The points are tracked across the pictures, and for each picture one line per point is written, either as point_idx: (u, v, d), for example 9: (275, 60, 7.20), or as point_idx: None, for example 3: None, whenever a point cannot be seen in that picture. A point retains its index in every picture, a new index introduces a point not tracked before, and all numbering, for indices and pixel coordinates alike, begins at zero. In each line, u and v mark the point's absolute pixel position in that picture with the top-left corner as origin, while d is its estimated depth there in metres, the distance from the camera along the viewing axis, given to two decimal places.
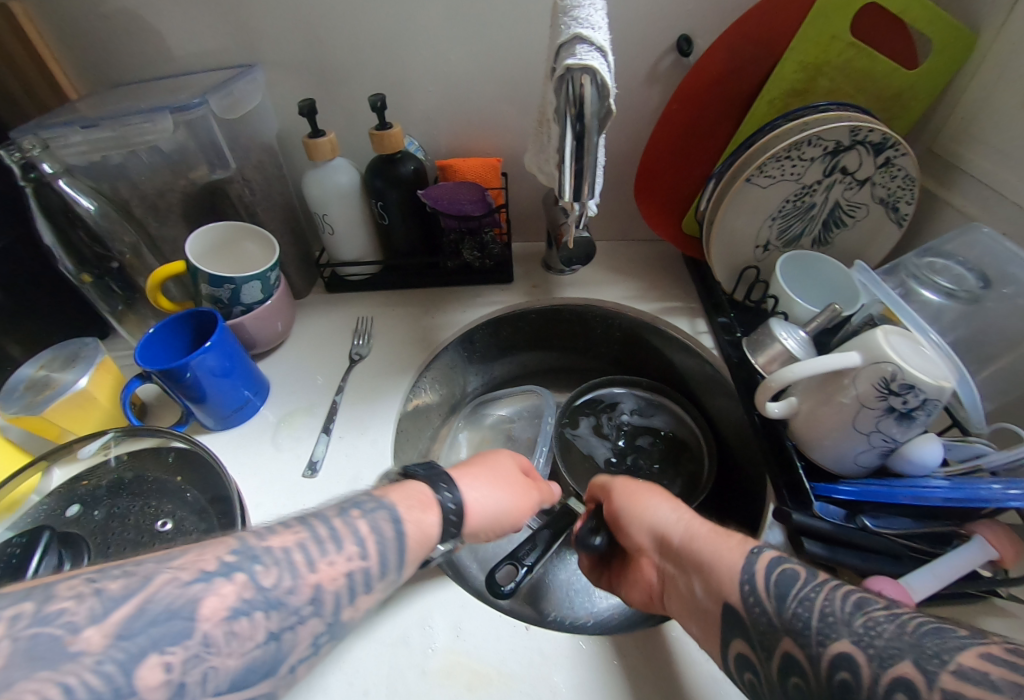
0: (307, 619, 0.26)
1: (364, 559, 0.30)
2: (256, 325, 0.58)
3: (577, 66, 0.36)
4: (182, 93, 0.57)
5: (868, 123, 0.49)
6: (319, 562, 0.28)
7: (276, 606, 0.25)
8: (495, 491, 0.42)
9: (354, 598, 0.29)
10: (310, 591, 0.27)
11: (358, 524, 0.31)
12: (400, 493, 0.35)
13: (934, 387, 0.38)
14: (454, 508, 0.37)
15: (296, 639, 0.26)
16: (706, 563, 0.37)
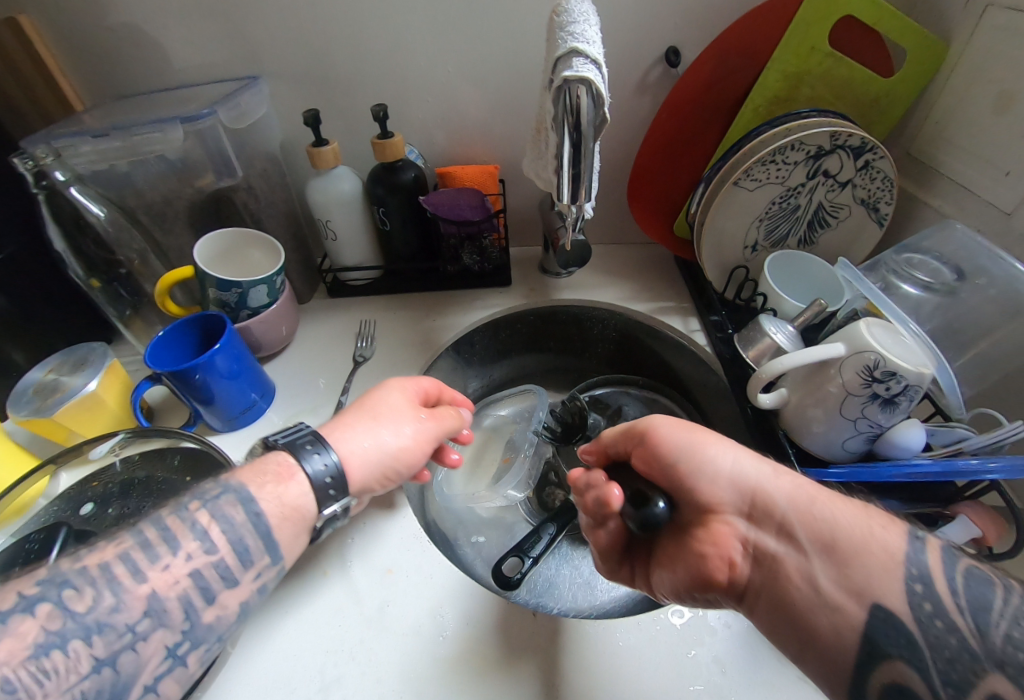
0: (147, 632, 0.28)
1: (210, 554, 0.31)
2: (262, 329, 0.60)
3: (574, 78, 0.38)
4: (190, 105, 0.59)
5: (847, 128, 0.51)
6: (150, 572, 0.29)
7: (102, 630, 0.27)
8: (382, 442, 0.41)
9: (212, 598, 0.31)
10: (143, 603, 0.29)
11: (196, 516, 0.32)
12: (254, 470, 0.35)
13: (915, 374, 0.40)
14: (329, 478, 0.36)
15: (138, 657, 0.28)
16: (844, 541, 0.34)
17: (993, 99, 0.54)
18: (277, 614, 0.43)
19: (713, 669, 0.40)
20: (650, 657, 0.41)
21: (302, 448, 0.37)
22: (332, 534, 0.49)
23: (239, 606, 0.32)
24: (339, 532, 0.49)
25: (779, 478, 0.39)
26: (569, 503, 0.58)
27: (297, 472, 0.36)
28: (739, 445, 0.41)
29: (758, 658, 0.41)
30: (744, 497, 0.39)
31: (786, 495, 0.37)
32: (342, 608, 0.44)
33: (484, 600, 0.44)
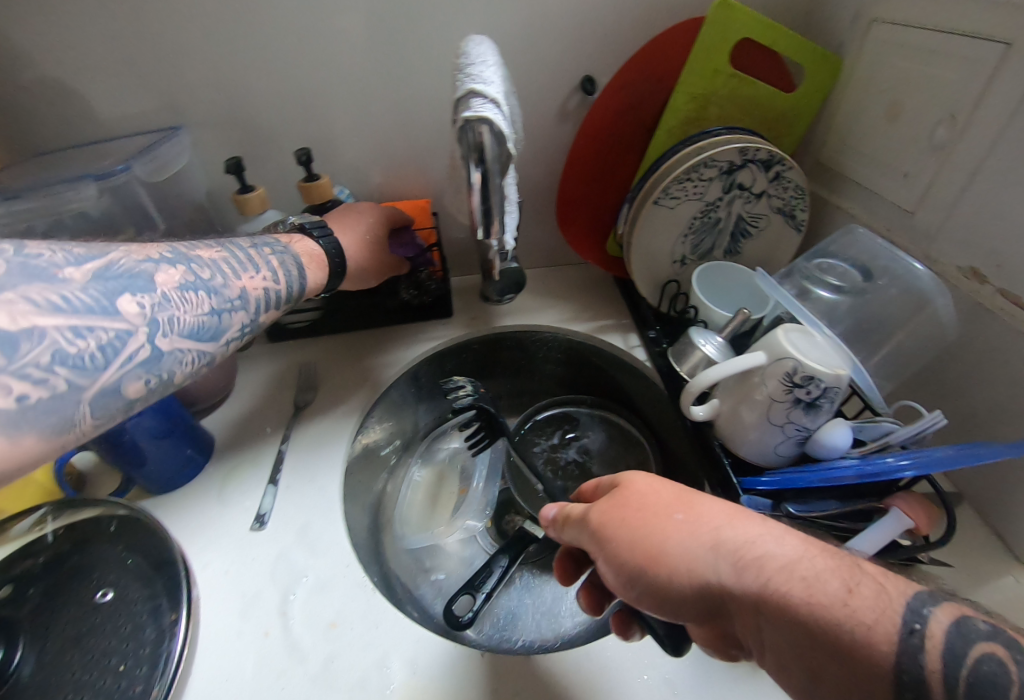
0: (238, 309, 0.45)
1: (276, 282, 0.49)
2: (196, 383, 0.58)
3: (474, 118, 0.39)
4: (106, 160, 0.57)
5: (754, 143, 0.54)
6: (243, 275, 0.46)
7: (214, 293, 0.42)
8: (368, 244, 0.59)
9: (269, 308, 0.48)
10: (239, 292, 0.45)
11: (268, 257, 0.49)
12: (304, 247, 0.54)
13: (832, 376, 0.41)
14: (336, 253, 0.55)
15: (230, 322, 0.44)
16: (823, 655, 0.26)
17: (885, 107, 0.57)
18: (215, 682, 0.41)
19: (665, 693, 0.40)
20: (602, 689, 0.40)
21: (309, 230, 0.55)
22: (275, 589, 0.47)
23: None
24: (279, 588, 0.47)
25: (734, 574, 0.30)
26: (523, 532, 0.58)
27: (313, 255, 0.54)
28: (684, 541, 0.32)
29: (710, 679, 0.40)
30: (709, 607, 0.31)
31: (745, 600, 0.29)
32: (283, 669, 0.42)
33: (432, 643, 0.43)
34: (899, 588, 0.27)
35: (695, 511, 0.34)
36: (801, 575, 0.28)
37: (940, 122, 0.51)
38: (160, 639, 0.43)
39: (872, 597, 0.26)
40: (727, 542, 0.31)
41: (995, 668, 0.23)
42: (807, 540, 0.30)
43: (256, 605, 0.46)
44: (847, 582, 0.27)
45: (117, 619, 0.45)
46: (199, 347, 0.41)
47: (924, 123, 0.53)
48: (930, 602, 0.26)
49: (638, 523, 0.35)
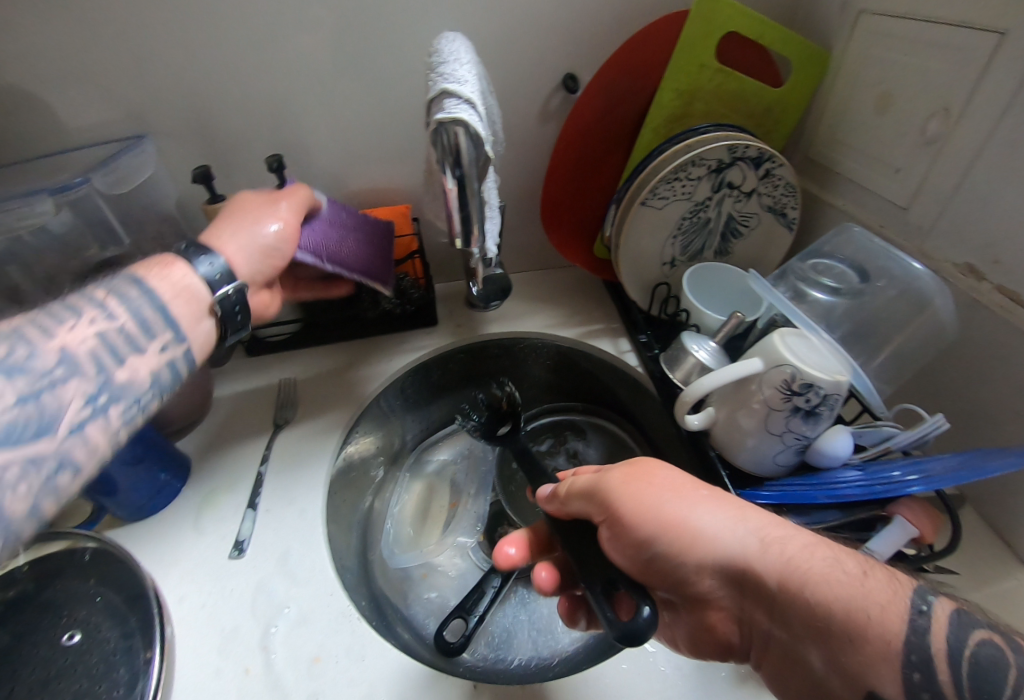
0: (65, 380, 0.33)
1: (112, 319, 0.37)
2: (169, 403, 0.55)
3: (448, 120, 0.37)
4: (64, 173, 0.54)
5: (743, 140, 0.52)
6: (59, 330, 0.35)
7: (20, 374, 0.32)
8: (256, 251, 0.46)
9: (122, 360, 0.37)
10: (56, 354, 0.34)
11: (95, 297, 0.37)
12: (142, 264, 0.41)
13: (832, 383, 0.40)
14: (218, 272, 0.42)
15: (59, 401, 0.33)
16: (840, 630, 0.28)
17: (875, 99, 0.55)
18: None
19: None
20: None
21: (188, 255, 0.42)
22: (255, 622, 0.44)
23: (152, 371, 0.38)
24: (259, 623, 0.44)
25: (761, 548, 0.32)
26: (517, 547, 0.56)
27: (202, 296, 0.42)
28: (711, 516, 0.34)
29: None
30: (724, 577, 0.32)
31: (767, 571, 0.31)
32: None
33: (423, 676, 0.41)
34: (898, 577, 0.30)
35: (716, 491, 0.36)
36: (820, 556, 0.30)
37: (933, 114, 0.49)
38: (133, 682, 0.40)
39: (883, 580, 0.29)
40: (750, 522, 0.33)
41: (992, 652, 0.25)
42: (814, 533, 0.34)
43: (236, 639, 0.43)
44: (860, 567, 0.30)
45: (88, 661, 0.41)
46: (25, 454, 0.30)
47: (916, 116, 0.51)
48: (927, 593, 0.28)
49: (664, 489, 0.36)
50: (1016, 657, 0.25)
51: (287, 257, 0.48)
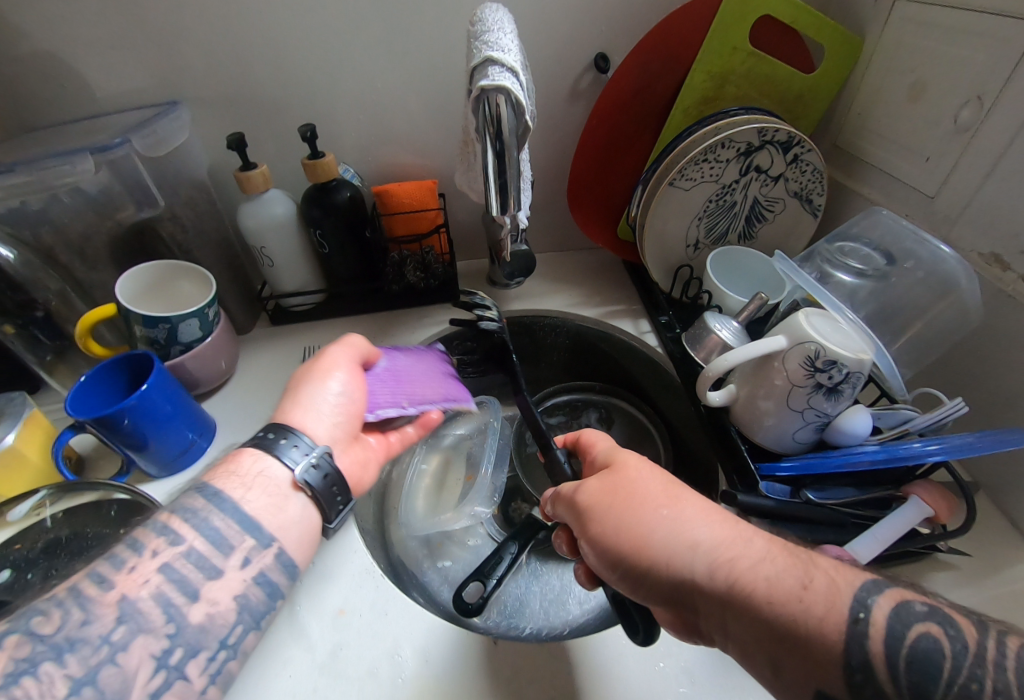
0: (134, 636, 0.28)
1: (180, 548, 0.32)
2: (197, 365, 0.56)
3: (491, 87, 0.38)
4: (102, 136, 0.55)
5: (773, 124, 0.52)
6: (63, 674, 0.26)
7: (80, 639, 0.27)
8: (325, 423, 0.42)
9: (194, 587, 0.31)
10: (115, 608, 0.28)
11: (149, 543, 0.32)
12: (221, 478, 0.36)
13: (855, 361, 0.40)
14: (329, 482, 0.38)
15: (124, 669, 0.27)
16: (786, 653, 0.26)
17: (907, 88, 0.55)
18: None
19: (682, 680, 0.39)
20: (618, 677, 0.39)
21: (269, 442, 0.38)
22: None
23: (229, 593, 0.32)
24: None
25: (708, 571, 0.29)
26: (532, 518, 0.57)
27: (283, 480, 0.37)
28: (666, 536, 0.32)
29: (726, 667, 0.40)
30: (680, 598, 0.31)
31: (712, 595, 0.29)
32: (289, 657, 0.41)
33: (445, 632, 0.42)
34: (851, 576, 0.27)
35: (680, 503, 0.34)
36: (765, 575, 0.28)
37: (966, 103, 0.49)
38: None
39: (831, 588, 0.27)
40: (702, 542, 0.31)
41: (930, 645, 0.24)
42: (774, 540, 0.30)
43: None
44: (801, 578, 0.27)
45: None
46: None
47: (948, 105, 0.51)
48: (878, 588, 0.26)
49: (624, 510, 0.35)
50: (952, 645, 0.24)
51: (359, 405, 0.45)
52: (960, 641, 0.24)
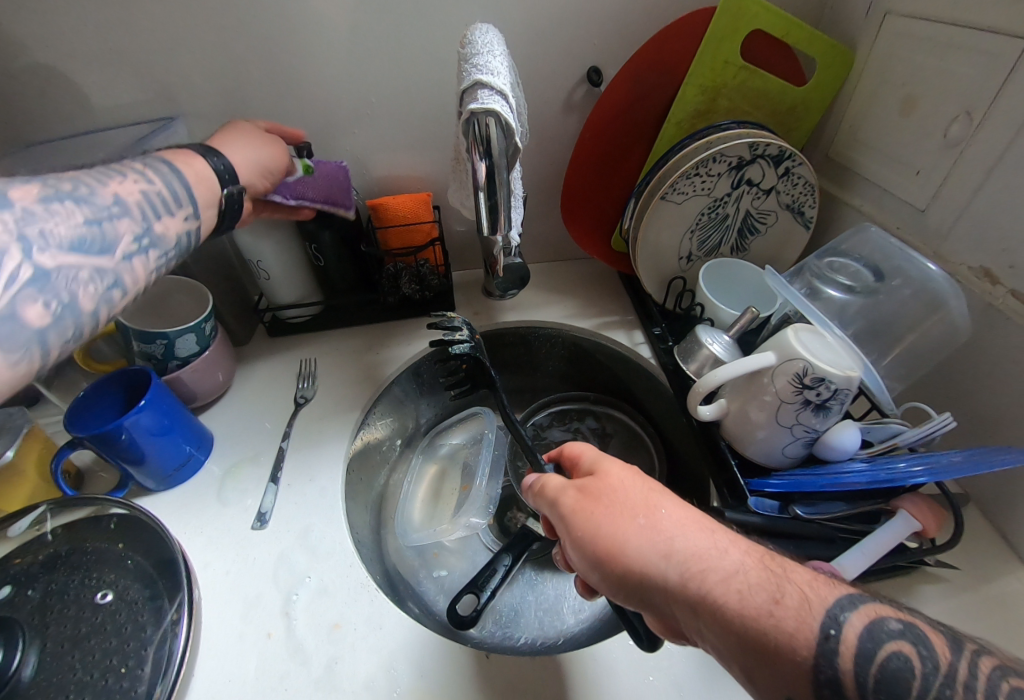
0: (119, 217, 0.37)
1: (151, 183, 0.39)
2: (194, 378, 0.57)
3: (481, 111, 0.38)
4: (99, 151, 0.56)
5: (764, 138, 0.53)
6: (82, 205, 0.35)
7: (83, 202, 0.35)
8: (252, 154, 0.48)
9: (159, 216, 0.40)
10: (109, 199, 0.37)
11: (129, 167, 0.39)
12: (165, 155, 0.42)
13: (843, 378, 0.41)
14: (227, 168, 0.44)
15: (114, 233, 0.36)
16: (754, 663, 0.26)
17: (899, 101, 0.56)
18: (222, 683, 0.41)
19: (672, 694, 0.40)
20: (609, 691, 0.40)
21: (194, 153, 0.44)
22: (276, 591, 0.46)
23: (178, 234, 0.41)
24: (282, 590, 0.46)
25: (681, 579, 0.30)
26: (527, 530, 0.58)
27: (206, 175, 0.43)
28: (642, 546, 0.32)
29: (717, 682, 0.40)
30: (654, 602, 0.32)
31: (687, 607, 0.29)
32: (287, 670, 0.41)
33: (439, 646, 0.43)
34: (824, 590, 0.27)
35: (658, 511, 0.34)
36: (737, 587, 0.28)
37: (955, 118, 0.50)
38: (158, 644, 0.42)
39: (802, 599, 0.27)
40: (678, 550, 0.31)
41: (899, 664, 0.24)
42: (748, 551, 0.30)
43: (259, 607, 0.45)
44: (774, 592, 0.27)
45: (119, 620, 0.43)
46: (93, 263, 0.35)
47: (939, 119, 0.51)
48: (851, 603, 0.27)
49: (603, 516, 0.35)
50: (924, 666, 0.24)
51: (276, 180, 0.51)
52: (930, 662, 0.24)
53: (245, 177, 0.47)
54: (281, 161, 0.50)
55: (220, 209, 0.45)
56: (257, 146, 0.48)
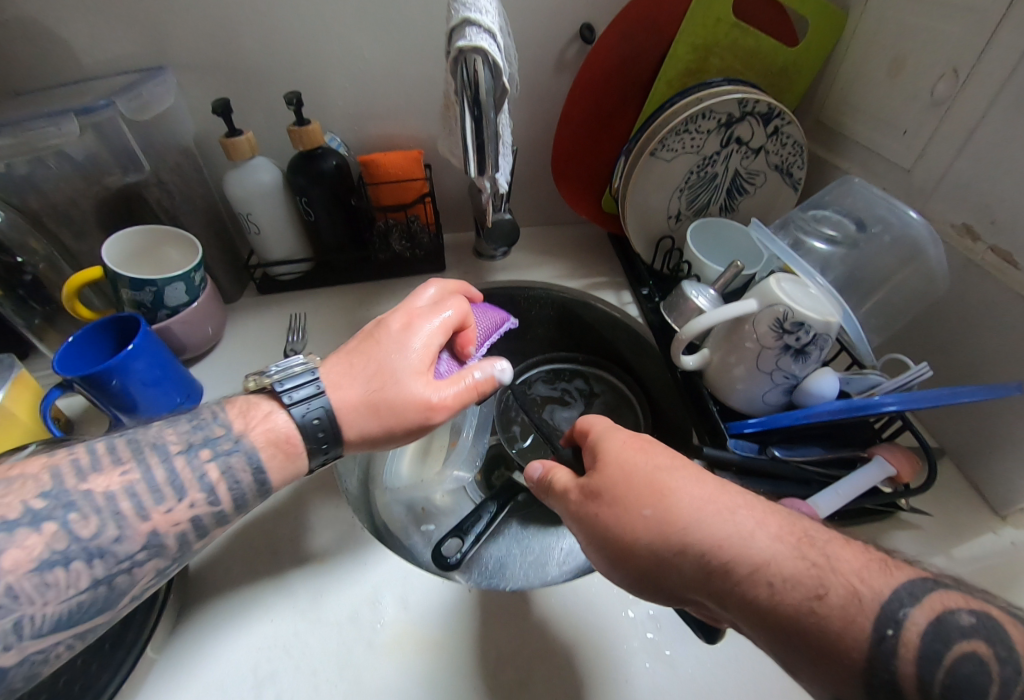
0: (143, 561, 0.31)
1: (212, 503, 0.33)
2: (184, 330, 0.57)
3: (469, 48, 0.38)
4: (86, 99, 0.56)
5: (753, 95, 0.53)
6: (109, 552, 0.29)
7: (105, 553, 0.29)
8: (383, 396, 0.39)
9: (200, 537, 0.33)
10: (143, 537, 0.30)
11: (206, 468, 0.33)
12: (263, 427, 0.36)
13: (822, 323, 0.41)
14: (316, 421, 0.36)
15: (130, 580, 0.30)
16: (797, 657, 0.26)
17: (888, 63, 0.56)
18: (209, 615, 0.41)
19: (648, 626, 0.41)
20: (586, 621, 0.41)
21: (281, 391, 0.37)
22: (263, 531, 0.47)
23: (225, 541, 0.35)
24: (270, 530, 0.47)
25: (703, 573, 0.29)
26: (513, 481, 0.60)
27: (287, 425, 0.37)
28: (655, 543, 0.31)
29: None
30: (681, 594, 0.31)
31: (716, 602, 0.29)
32: (273, 603, 0.42)
33: (425, 582, 0.44)
34: (883, 582, 0.26)
35: (665, 496, 0.32)
36: (769, 584, 0.26)
37: (942, 76, 0.50)
38: None
39: (850, 593, 0.25)
40: (696, 544, 0.29)
41: (974, 669, 0.23)
42: (779, 535, 0.28)
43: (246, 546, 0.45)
44: (815, 587, 0.26)
45: None
46: (78, 629, 0.29)
47: (926, 78, 0.52)
48: (914, 597, 0.25)
49: (610, 512, 0.34)
50: (1003, 670, 0.22)
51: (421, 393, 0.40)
52: (1011, 664, 0.22)
53: (339, 407, 0.38)
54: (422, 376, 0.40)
55: (306, 469, 0.38)
56: (385, 373, 0.39)
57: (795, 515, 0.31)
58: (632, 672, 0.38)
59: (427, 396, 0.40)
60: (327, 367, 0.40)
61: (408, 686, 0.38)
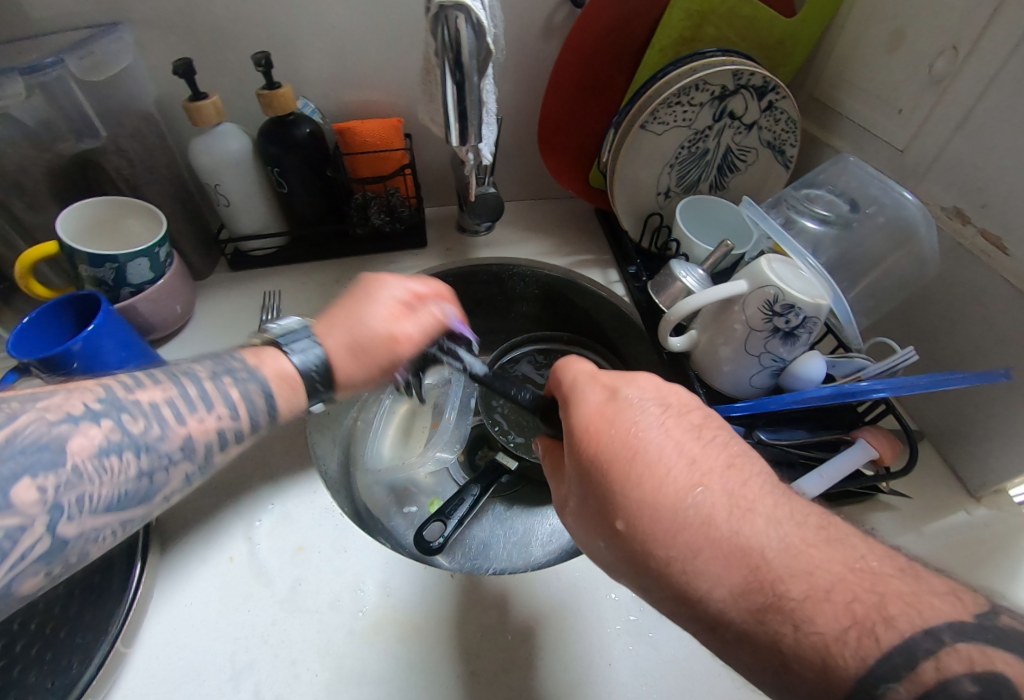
0: (178, 461, 0.31)
1: (235, 417, 0.34)
2: (150, 308, 0.54)
3: (450, 4, 0.35)
4: (31, 56, 0.51)
5: (749, 67, 0.51)
6: (166, 433, 0.31)
7: (147, 449, 0.29)
8: (349, 333, 0.41)
9: (224, 447, 0.34)
10: (180, 439, 0.31)
11: (229, 389, 0.34)
12: (274, 364, 0.37)
13: (812, 306, 0.40)
14: (314, 369, 0.38)
15: (167, 476, 0.31)
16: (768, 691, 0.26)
17: (887, 37, 0.54)
18: (182, 602, 0.40)
19: (632, 607, 0.41)
20: (571, 602, 0.41)
21: (279, 342, 0.39)
22: (239, 520, 0.45)
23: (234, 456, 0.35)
24: (245, 515, 0.45)
25: (663, 607, 0.29)
26: (496, 463, 0.60)
27: (286, 370, 0.38)
28: (623, 573, 0.31)
29: None
30: None
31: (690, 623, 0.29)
32: (251, 591, 0.41)
33: (407, 566, 0.43)
34: (857, 655, 0.22)
35: (619, 531, 0.30)
36: (729, 640, 0.26)
37: (942, 52, 0.48)
38: (112, 569, 0.39)
39: (812, 668, 0.23)
40: (655, 588, 0.28)
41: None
42: (739, 591, 0.25)
43: (224, 535, 0.44)
44: (777, 656, 0.24)
45: None
46: (123, 516, 0.29)
47: (925, 55, 0.50)
48: (901, 670, 0.22)
49: (588, 532, 0.33)
50: None
51: (385, 345, 0.42)
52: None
53: (331, 350, 0.40)
54: (387, 323, 0.42)
55: (305, 406, 0.39)
56: (354, 319, 0.42)
57: (771, 548, 0.26)
58: (614, 654, 0.38)
59: (394, 334, 0.42)
60: (317, 322, 0.42)
61: (391, 671, 0.37)
